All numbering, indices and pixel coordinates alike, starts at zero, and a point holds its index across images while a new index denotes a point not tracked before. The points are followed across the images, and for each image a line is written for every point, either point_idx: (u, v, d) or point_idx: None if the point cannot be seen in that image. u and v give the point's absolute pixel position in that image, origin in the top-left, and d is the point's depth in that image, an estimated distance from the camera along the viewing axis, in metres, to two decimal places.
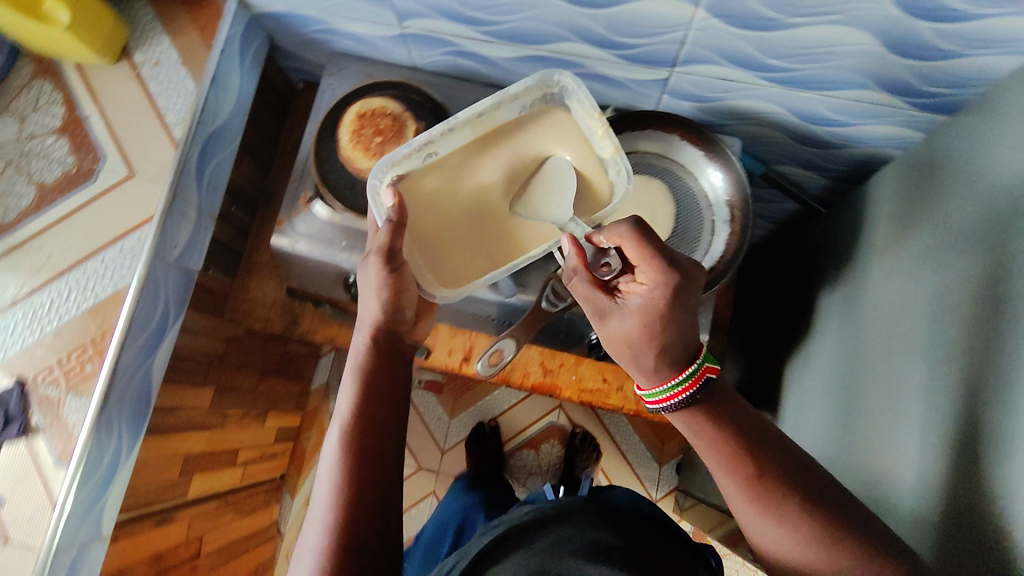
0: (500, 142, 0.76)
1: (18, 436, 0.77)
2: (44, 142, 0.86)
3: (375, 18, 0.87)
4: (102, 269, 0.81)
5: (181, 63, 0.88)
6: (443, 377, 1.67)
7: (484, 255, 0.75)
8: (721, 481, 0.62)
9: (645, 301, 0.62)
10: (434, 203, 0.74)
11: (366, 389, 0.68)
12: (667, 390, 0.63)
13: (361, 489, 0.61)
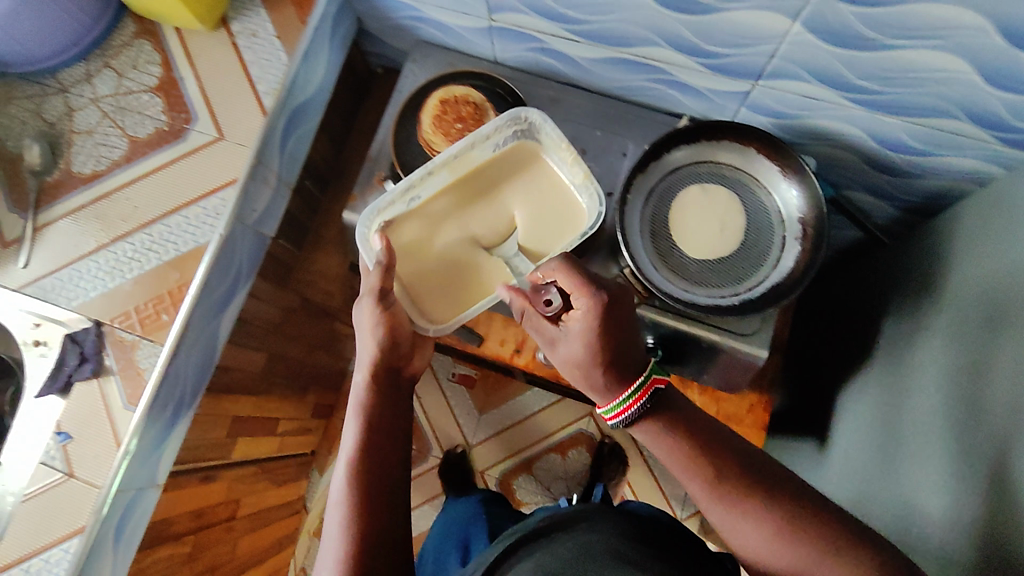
0: (477, 181, 0.84)
1: (91, 375, 0.80)
2: (140, 98, 0.89)
3: (466, 9, 0.89)
4: (185, 224, 0.84)
5: (275, 36, 0.90)
6: (476, 373, 1.68)
7: (468, 288, 0.83)
8: (687, 488, 0.66)
9: (584, 325, 0.66)
10: (420, 243, 0.83)
11: (369, 421, 0.74)
12: (618, 404, 0.66)
13: (371, 513, 0.69)
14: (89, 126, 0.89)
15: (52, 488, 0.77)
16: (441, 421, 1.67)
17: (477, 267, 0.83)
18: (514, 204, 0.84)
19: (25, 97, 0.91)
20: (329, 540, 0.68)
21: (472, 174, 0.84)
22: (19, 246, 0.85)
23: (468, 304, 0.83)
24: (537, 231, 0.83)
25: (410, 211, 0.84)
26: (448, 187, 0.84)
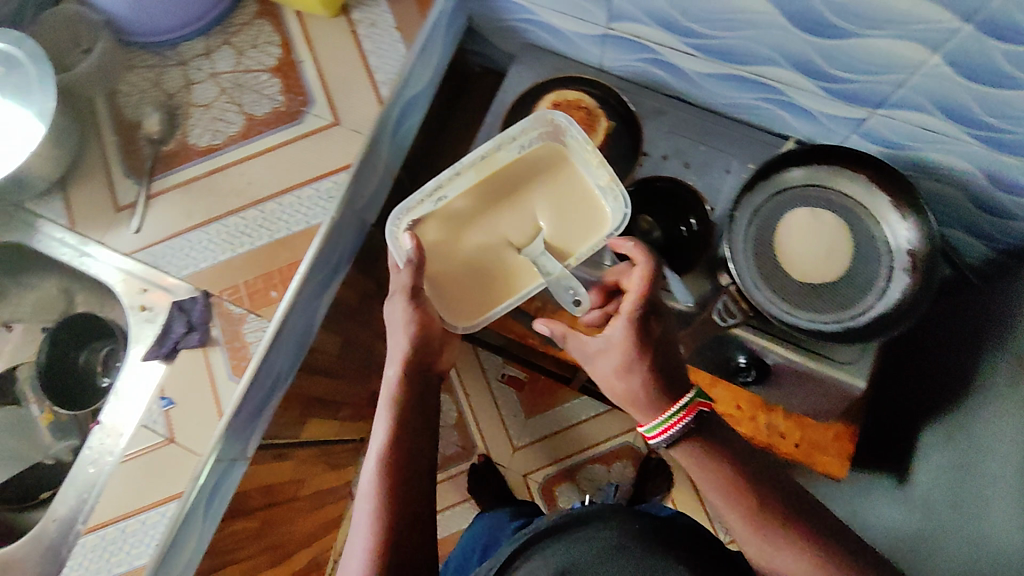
0: (503, 182, 0.83)
1: (197, 344, 0.81)
2: (258, 77, 0.90)
3: (585, 16, 0.88)
4: (298, 204, 0.85)
5: (395, 28, 0.91)
6: (525, 377, 1.68)
7: (494, 288, 0.83)
8: (721, 513, 0.66)
9: (621, 333, 0.69)
10: (447, 243, 0.82)
11: (399, 416, 0.73)
12: (665, 422, 0.67)
13: (399, 509, 0.68)
14: (206, 101, 0.89)
15: (152, 450, 0.79)
16: (486, 420, 1.67)
17: (505, 265, 0.82)
18: (539, 206, 0.83)
19: (144, 67, 0.92)
20: (357, 534, 0.67)
21: (498, 176, 0.83)
22: (132, 211, 0.87)
23: (493, 304, 0.83)
24: (562, 232, 0.83)
25: (436, 210, 0.82)
26: (474, 188, 0.82)
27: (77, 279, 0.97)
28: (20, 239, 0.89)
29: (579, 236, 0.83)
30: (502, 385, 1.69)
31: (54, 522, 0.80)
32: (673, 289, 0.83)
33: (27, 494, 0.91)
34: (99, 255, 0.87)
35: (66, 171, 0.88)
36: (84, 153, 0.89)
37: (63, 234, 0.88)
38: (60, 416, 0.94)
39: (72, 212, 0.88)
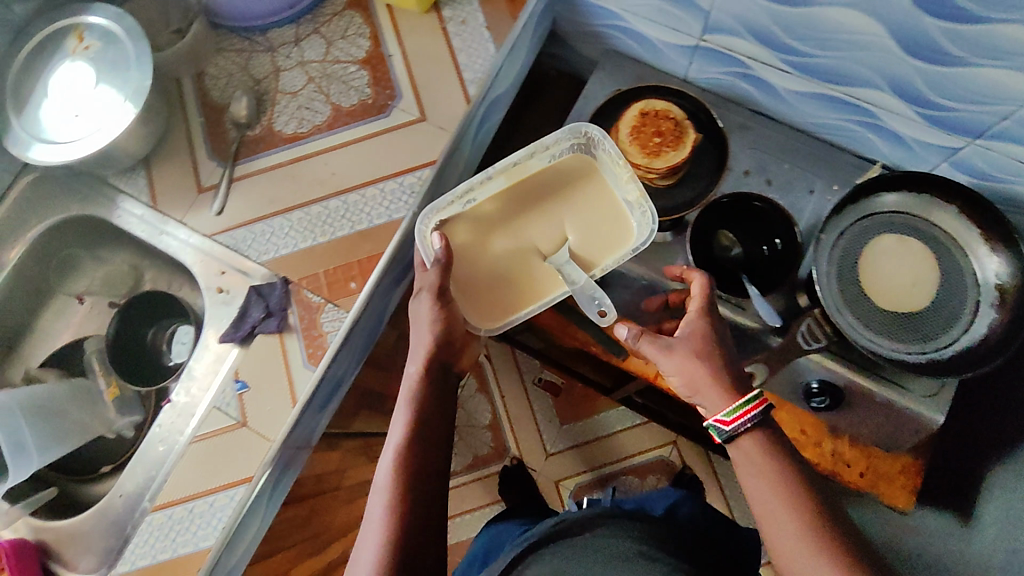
0: (534, 191, 0.78)
1: (275, 329, 0.82)
2: (346, 68, 0.90)
3: (679, 26, 0.87)
4: (380, 197, 0.85)
5: (485, 27, 0.90)
6: (561, 381, 1.58)
7: (514, 295, 0.77)
8: (771, 528, 0.61)
9: (697, 322, 0.69)
10: (471, 248, 0.77)
11: (417, 414, 0.70)
12: (745, 403, 0.64)
13: (413, 510, 0.65)
14: (294, 89, 0.90)
15: (224, 433, 0.79)
16: (520, 422, 1.58)
17: (527, 274, 0.77)
18: (568, 216, 0.78)
19: (233, 51, 0.92)
20: (368, 534, 0.64)
21: (529, 184, 0.78)
22: (214, 193, 0.87)
23: (512, 311, 0.77)
24: (589, 243, 0.78)
25: (464, 213, 0.77)
26: (504, 195, 0.77)
27: (151, 257, 0.98)
28: (102, 213, 0.90)
29: (603, 251, 0.78)
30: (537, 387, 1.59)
31: (119, 497, 0.81)
32: (761, 309, 0.80)
33: (90, 466, 0.92)
34: (179, 234, 0.87)
35: (151, 149, 0.88)
36: (169, 133, 0.90)
37: (145, 211, 0.89)
38: (124, 392, 0.92)
39: (155, 190, 0.88)
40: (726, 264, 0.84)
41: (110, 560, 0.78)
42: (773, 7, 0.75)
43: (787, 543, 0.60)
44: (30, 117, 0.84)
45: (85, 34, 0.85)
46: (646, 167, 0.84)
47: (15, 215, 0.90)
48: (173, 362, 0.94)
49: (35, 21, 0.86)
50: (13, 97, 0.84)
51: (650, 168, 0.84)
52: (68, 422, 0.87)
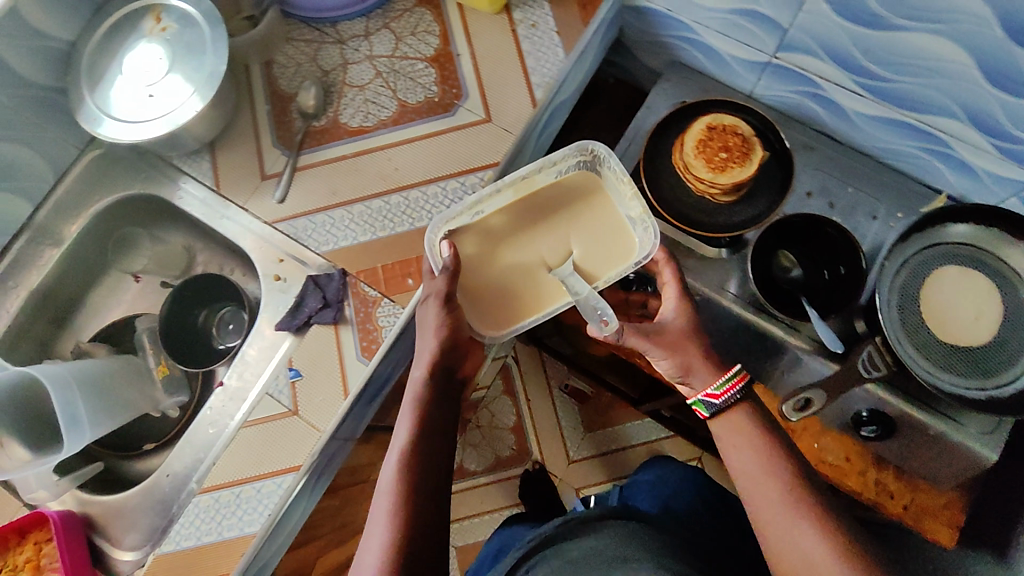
0: (539, 206, 0.74)
1: (331, 321, 0.82)
2: (414, 65, 0.90)
3: (752, 42, 0.87)
4: (441, 196, 0.85)
5: (556, 32, 0.90)
6: (588, 389, 1.44)
7: (513, 308, 0.73)
8: (755, 486, 0.65)
9: (679, 307, 0.72)
10: (474, 259, 0.74)
11: (421, 419, 0.69)
12: (728, 379, 0.68)
13: (418, 514, 0.64)
14: (362, 82, 0.90)
15: (275, 420, 0.79)
16: (545, 429, 1.43)
17: (530, 285, 0.73)
18: (573, 231, 0.74)
19: (303, 41, 0.92)
20: (372, 538, 0.63)
21: (534, 199, 0.74)
22: (277, 181, 0.88)
23: (511, 323, 0.73)
24: (593, 256, 0.73)
25: (471, 225, 0.74)
26: (509, 207, 0.74)
27: (205, 239, 0.98)
28: (163, 193, 0.91)
29: (604, 264, 0.74)
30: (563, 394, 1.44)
31: (168, 476, 0.81)
32: (823, 335, 0.78)
33: (135, 443, 0.93)
34: (240, 219, 0.88)
35: (216, 133, 0.89)
36: (235, 118, 0.90)
37: (207, 194, 0.90)
38: (173, 370, 0.94)
39: (219, 174, 0.89)
40: (785, 286, 0.84)
41: (156, 538, 0.79)
42: (852, 27, 0.75)
43: (768, 507, 0.64)
44: (104, 95, 0.84)
45: (163, 16, 0.86)
46: (710, 182, 0.83)
47: (80, 189, 0.92)
48: (224, 346, 0.95)
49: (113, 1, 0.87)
50: (86, 74, 0.85)
51: (714, 183, 0.83)
52: (119, 397, 0.88)
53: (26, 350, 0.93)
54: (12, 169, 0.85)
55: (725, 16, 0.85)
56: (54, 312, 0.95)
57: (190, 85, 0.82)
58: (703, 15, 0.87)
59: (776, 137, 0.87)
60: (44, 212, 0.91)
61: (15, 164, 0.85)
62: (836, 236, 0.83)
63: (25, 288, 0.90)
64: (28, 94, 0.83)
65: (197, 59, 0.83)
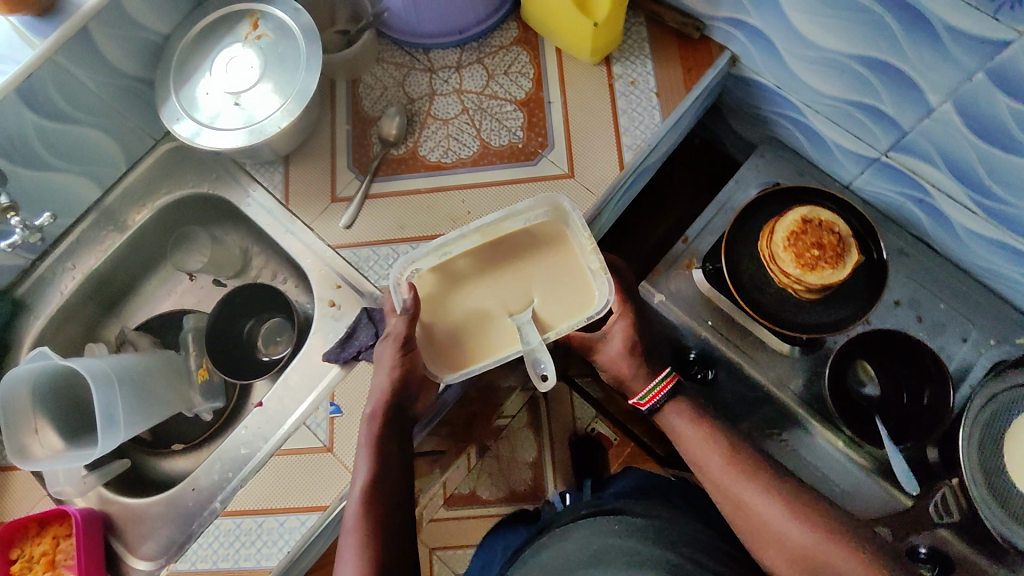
0: (502, 253, 0.70)
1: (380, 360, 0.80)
2: (503, 107, 0.87)
3: (863, 135, 0.82)
4: None
5: (655, 93, 0.85)
6: (614, 437, 1.26)
7: (463, 349, 0.69)
8: (704, 458, 0.71)
9: (623, 327, 0.73)
10: (432, 299, 0.70)
11: (376, 455, 0.70)
12: (654, 387, 0.74)
13: (384, 547, 0.66)
14: (447, 116, 0.88)
15: (309, 454, 0.77)
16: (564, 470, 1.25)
17: (483, 333, 0.69)
18: (534, 281, 0.70)
19: (393, 64, 0.90)
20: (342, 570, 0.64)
21: (498, 245, 0.70)
22: (346, 205, 0.86)
23: (460, 366, 0.69)
24: (550, 306, 0.69)
25: (436, 266, 0.70)
26: (474, 251, 0.70)
27: (263, 244, 0.96)
28: (231, 196, 0.90)
29: (559, 314, 0.69)
30: (587, 436, 1.26)
31: (192, 490, 0.80)
32: (899, 472, 0.74)
33: (165, 440, 0.92)
34: (303, 237, 0.86)
35: (293, 146, 0.87)
36: (314, 133, 0.89)
37: (273, 206, 0.88)
38: (213, 376, 0.93)
39: (289, 189, 0.87)
40: (860, 406, 0.80)
41: (172, 553, 0.77)
42: (981, 142, 0.69)
43: (719, 474, 0.70)
44: (187, 92, 0.82)
45: (260, 22, 0.83)
46: (796, 279, 0.79)
47: (151, 179, 0.92)
48: (268, 357, 0.93)
49: None
50: (175, 70, 0.83)
51: (800, 280, 0.78)
52: (158, 396, 0.87)
53: (74, 331, 0.93)
54: (89, 152, 0.85)
55: (840, 104, 0.80)
56: (105, 297, 0.95)
57: (278, 100, 0.80)
58: (815, 98, 0.82)
59: (875, 247, 0.81)
60: (112, 196, 0.91)
61: (91, 147, 0.85)
62: (939, 375, 0.77)
63: (81, 270, 0.90)
64: (116, 83, 0.82)
65: (288, 74, 0.80)
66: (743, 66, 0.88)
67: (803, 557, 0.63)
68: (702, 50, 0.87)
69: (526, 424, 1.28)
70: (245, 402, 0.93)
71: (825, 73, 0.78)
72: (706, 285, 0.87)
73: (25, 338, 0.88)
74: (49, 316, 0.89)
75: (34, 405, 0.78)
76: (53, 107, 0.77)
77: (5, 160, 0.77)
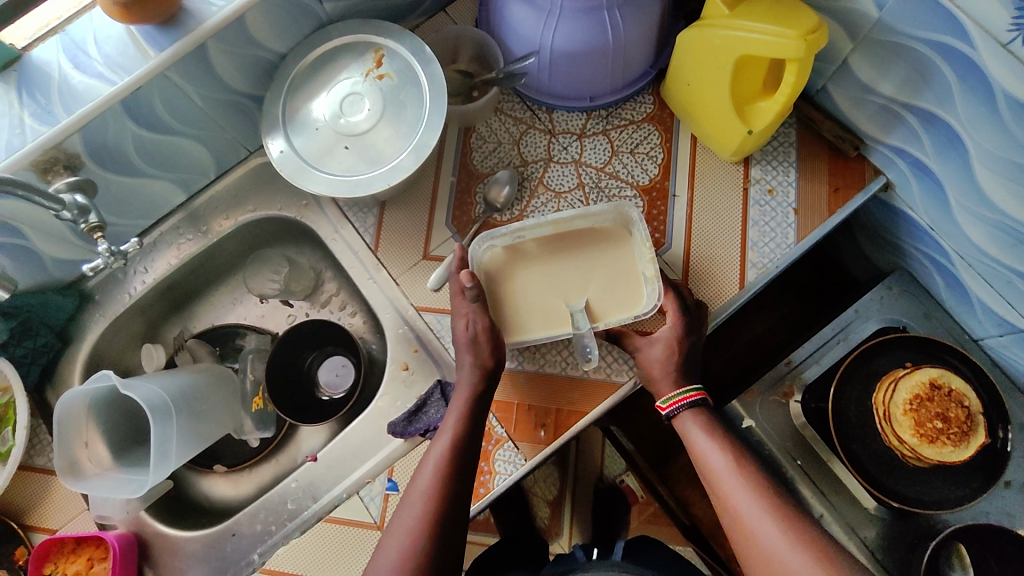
0: (569, 245, 0.75)
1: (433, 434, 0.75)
2: (623, 190, 0.80)
3: (1019, 305, 0.73)
4: (606, 352, 0.76)
5: (793, 209, 0.78)
6: (642, 492, 1.06)
7: (519, 322, 0.73)
8: (708, 459, 0.68)
9: (670, 336, 0.71)
10: (499, 274, 0.75)
11: (469, 413, 0.68)
12: (679, 393, 0.70)
13: (451, 504, 0.64)
14: (562, 187, 0.81)
15: (357, 527, 0.74)
16: (583, 521, 1.02)
17: (539, 310, 0.73)
18: (592, 274, 0.74)
19: (512, 118, 0.84)
20: (405, 512, 0.64)
21: (568, 238, 0.76)
22: (438, 265, 0.80)
23: (514, 335, 0.73)
24: (603, 301, 0.73)
25: (509, 244, 0.76)
26: (546, 237, 0.76)
27: (338, 270, 0.91)
28: (317, 226, 0.85)
29: (609, 306, 0.73)
30: (614, 488, 1.07)
31: (232, 535, 0.78)
32: None
33: (210, 458, 0.89)
34: (387, 289, 0.81)
35: (393, 192, 0.82)
36: (417, 179, 0.83)
37: (361, 249, 0.82)
38: (268, 406, 0.89)
39: (381, 234, 0.82)
40: None
41: None
42: None
43: (725, 479, 0.65)
44: (295, 116, 0.76)
45: (385, 59, 0.77)
46: (912, 449, 0.77)
47: (239, 190, 0.87)
48: (328, 397, 0.90)
49: (338, 21, 0.78)
50: (286, 93, 0.77)
51: (915, 451, 0.77)
52: (210, 419, 0.83)
53: (135, 332, 0.89)
54: (179, 159, 0.80)
55: (1002, 265, 0.72)
56: (170, 302, 0.91)
57: (394, 152, 0.75)
58: (971, 251, 0.74)
59: (1003, 435, 0.77)
60: (198, 200, 0.87)
61: (182, 155, 0.79)
62: None
63: (153, 274, 0.86)
64: (221, 98, 0.76)
65: (408, 124, 0.75)
66: (895, 194, 0.79)
67: None
68: (854, 170, 0.79)
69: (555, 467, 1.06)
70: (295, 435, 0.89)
71: (993, 234, 0.70)
72: (802, 419, 0.81)
73: (86, 337, 0.84)
74: (113, 316, 0.85)
75: (89, 415, 0.75)
76: (155, 119, 0.72)
77: (97, 167, 0.72)
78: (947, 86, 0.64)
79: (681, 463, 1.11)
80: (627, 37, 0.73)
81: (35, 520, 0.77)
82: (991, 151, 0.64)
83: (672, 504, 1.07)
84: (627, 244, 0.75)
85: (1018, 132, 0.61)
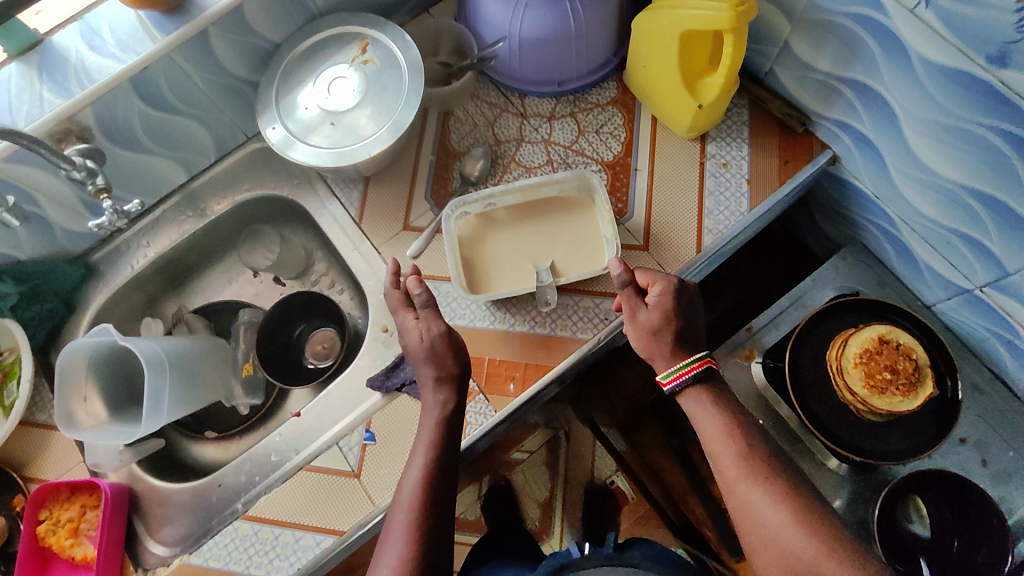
0: (536, 213, 0.82)
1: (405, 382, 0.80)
2: (588, 166, 0.87)
3: (960, 265, 0.78)
4: (573, 311, 0.81)
5: (747, 179, 0.84)
6: (631, 493, 1.09)
7: (490, 279, 0.80)
8: (721, 464, 0.64)
9: (661, 297, 0.70)
10: (471, 237, 0.82)
11: (439, 437, 0.68)
12: (679, 367, 0.67)
13: (431, 534, 0.63)
14: (532, 164, 0.88)
15: (334, 475, 0.78)
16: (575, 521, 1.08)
17: (507, 268, 0.80)
18: (558, 238, 0.81)
19: (487, 102, 0.91)
20: (388, 551, 0.61)
21: (535, 207, 0.83)
22: (417, 235, 0.86)
23: (484, 289, 0.79)
24: (567, 261, 0.80)
25: (480, 211, 0.82)
26: (515, 206, 0.83)
27: (327, 250, 0.97)
28: (307, 204, 0.92)
29: (572, 267, 0.80)
30: (603, 488, 1.10)
31: (218, 487, 0.82)
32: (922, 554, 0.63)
33: (200, 424, 0.93)
34: (370, 257, 0.87)
35: (376, 169, 0.88)
36: (399, 157, 0.90)
37: (347, 222, 0.89)
38: (257, 372, 0.95)
39: (365, 208, 0.89)
40: (906, 542, 0.77)
41: (188, 544, 0.80)
42: None
43: (725, 460, 0.63)
44: (288, 99, 0.84)
45: (369, 47, 0.85)
46: (862, 400, 0.78)
47: (236, 173, 0.95)
48: (311, 365, 0.95)
49: (328, 15, 0.86)
50: (279, 78, 0.85)
51: (865, 402, 0.78)
52: (202, 382, 0.88)
53: (135, 303, 0.95)
54: (183, 139, 0.87)
55: (940, 227, 0.77)
56: (169, 277, 0.97)
57: (375, 128, 0.82)
58: (915, 218, 0.79)
59: (951, 384, 0.81)
60: (198, 181, 0.94)
61: (184, 135, 0.87)
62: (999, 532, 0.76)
63: (154, 249, 0.93)
64: (221, 81, 0.84)
65: (389, 103, 0.82)
66: (842, 167, 0.85)
67: (740, 506, 0.61)
68: (803, 145, 0.85)
69: (544, 461, 1.11)
70: (283, 403, 0.94)
71: (929, 197, 0.76)
72: (764, 380, 0.85)
73: (89, 304, 0.90)
74: (115, 287, 0.91)
75: (88, 371, 0.81)
76: (161, 99, 0.80)
77: (107, 141, 0.80)
78: (874, 58, 0.71)
79: (651, 432, 1.10)
80: (587, 24, 0.80)
81: (33, 472, 0.82)
82: (921, 118, 0.70)
83: (657, 496, 1.07)
84: (589, 212, 0.82)
85: (941, 99, 0.67)
